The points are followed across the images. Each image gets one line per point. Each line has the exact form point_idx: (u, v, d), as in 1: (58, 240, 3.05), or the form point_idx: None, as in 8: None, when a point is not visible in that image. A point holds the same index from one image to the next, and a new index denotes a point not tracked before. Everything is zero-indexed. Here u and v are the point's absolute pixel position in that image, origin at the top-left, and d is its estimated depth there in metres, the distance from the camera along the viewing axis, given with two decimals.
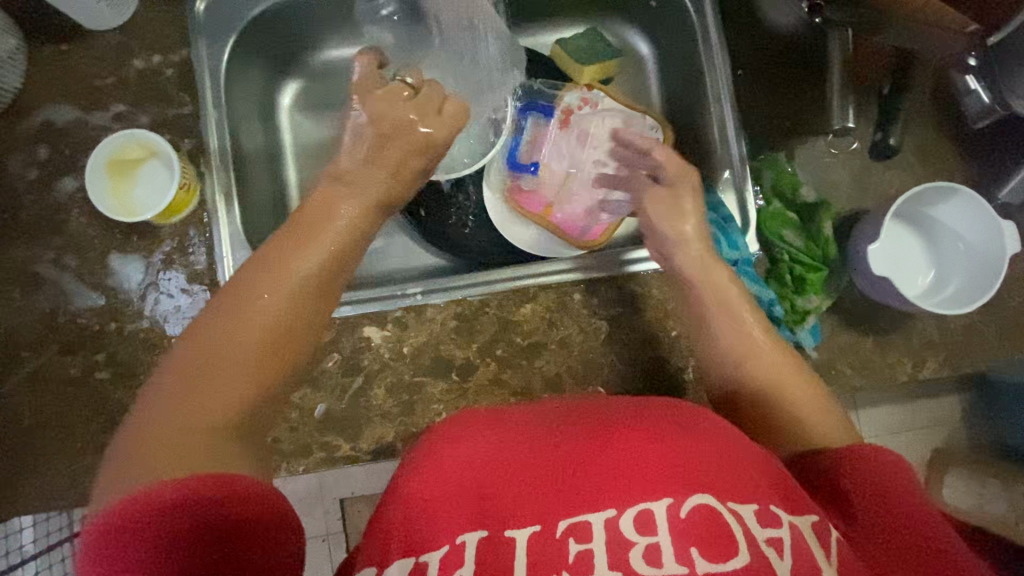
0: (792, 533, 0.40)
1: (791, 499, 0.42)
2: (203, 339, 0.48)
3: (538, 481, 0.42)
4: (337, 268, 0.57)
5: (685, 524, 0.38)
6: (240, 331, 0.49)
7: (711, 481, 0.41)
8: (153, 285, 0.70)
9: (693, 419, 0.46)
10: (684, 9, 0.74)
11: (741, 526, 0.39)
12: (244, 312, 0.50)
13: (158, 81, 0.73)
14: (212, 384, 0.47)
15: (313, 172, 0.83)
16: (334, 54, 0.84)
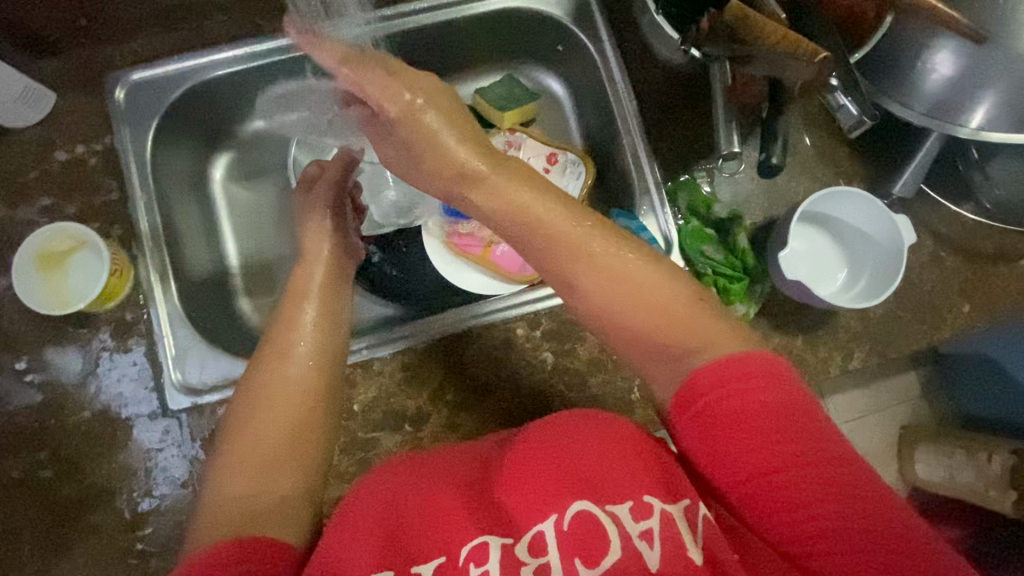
0: (664, 519, 0.44)
1: (669, 484, 0.46)
2: (240, 425, 0.52)
3: (446, 517, 0.47)
4: (330, 332, 0.60)
5: (568, 536, 0.44)
6: (265, 410, 0.53)
7: (590, 488, 0.46)
8: (93, 374, 0.69)
9: (580, 429, 0.50)
10: (588, 51, 0.79)
11: (616, 525, 0.44)
12: (263, 396, 0.54)
13: (83, 171, 0.73)
14: (254, 462, 0.50)
15: (253, 239, 0.85)
16: (261, 123, 0.85)
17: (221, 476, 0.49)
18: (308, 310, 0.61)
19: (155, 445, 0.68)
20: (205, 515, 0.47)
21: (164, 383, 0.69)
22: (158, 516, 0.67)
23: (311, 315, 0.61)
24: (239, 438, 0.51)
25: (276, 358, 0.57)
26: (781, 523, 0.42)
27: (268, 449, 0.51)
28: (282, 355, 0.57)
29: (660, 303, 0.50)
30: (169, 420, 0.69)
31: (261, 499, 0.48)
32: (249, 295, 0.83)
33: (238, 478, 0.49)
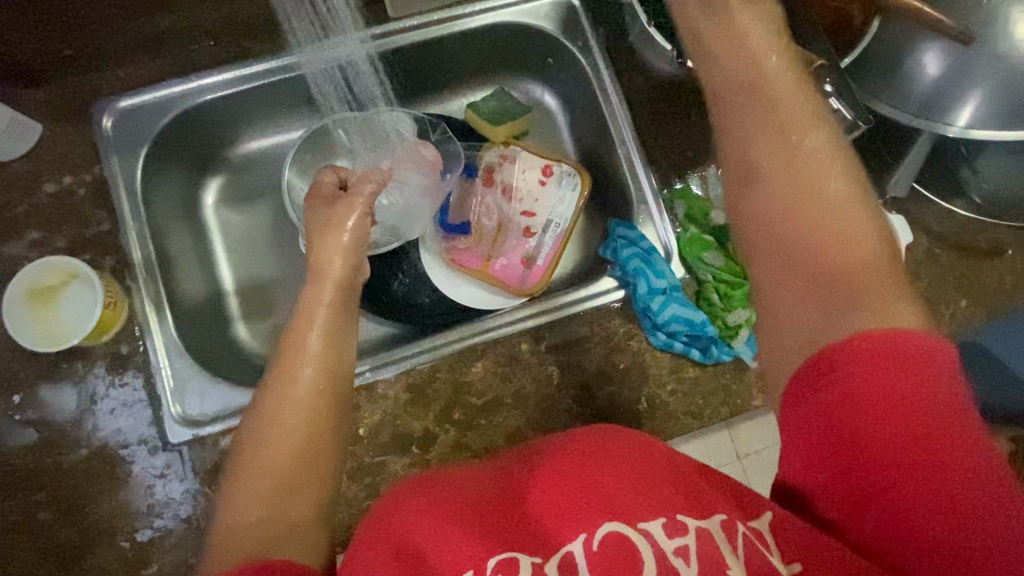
0: (701, 537, 0.42)
1: (700, 501, 0.44)
2: (249, 451, 0.48)
3: (472, 537, 0.45)
4: (340, 347, 0.55)
5: (599, 555, 0.42)
6: (273, 434, 0.48)
7: (623, 506, 0.44)
8: (89, 411, 0.68)
9: (617, 448, 0.49)
10: (579, 64, 0.80)
11: (649, 544, 0.42)
12: (271, 418, 0.49)
13: (72, 202, 0.72)
14: (264, 491, 0.46)
15: (248, 264, 0.84)
16: (252, 146, 0.84)
17: (233, 505, 0.46)
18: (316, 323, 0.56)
19: (156, 480, 0.66)
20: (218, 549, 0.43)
21: (163, 416, 0.68)
22: (163, 554, 0.65)
23: (318, 328, 0.55)
24: (249, 465, 0.47)
25: (284, 376, 0.52)
26: (881, 520, 0.38)
27: (280, 477, 0.47)
28: (291, 373, 0.52)
29: (810, 247, 0.44)
30: (170, 454, 0.67)
31: (273, 529, 0.44)
32: (246, 320, 0.81)
33: (249, 507, 0.45)
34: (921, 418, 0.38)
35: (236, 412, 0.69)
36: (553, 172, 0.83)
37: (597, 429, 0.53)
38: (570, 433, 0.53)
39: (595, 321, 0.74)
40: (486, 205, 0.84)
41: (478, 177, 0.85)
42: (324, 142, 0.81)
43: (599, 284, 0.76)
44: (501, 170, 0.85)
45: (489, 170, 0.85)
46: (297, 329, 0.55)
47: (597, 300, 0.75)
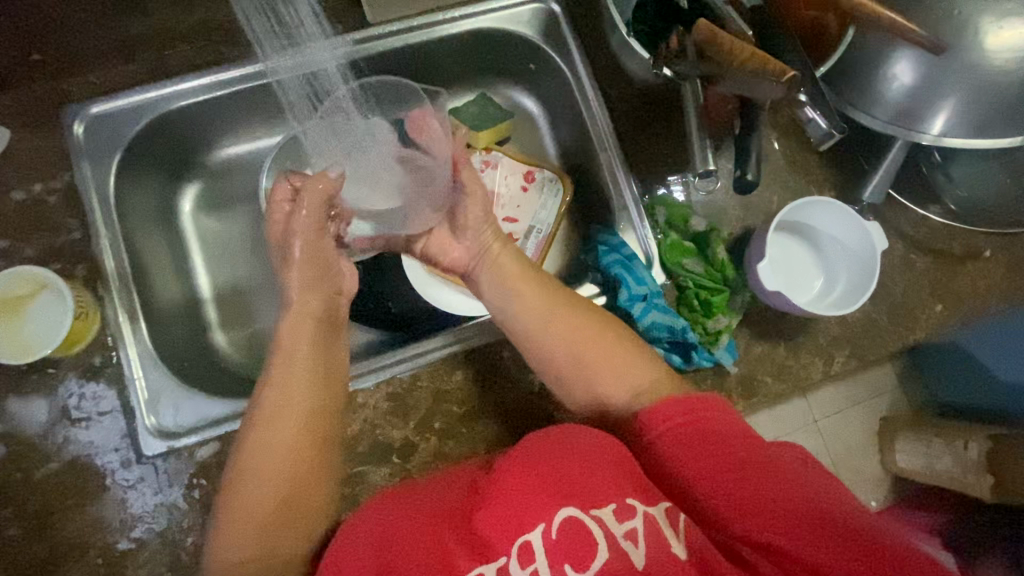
0: (646, 520, 0.45)
1: (643, 489, 0.48)
2: (241, 497, 0.55)
3: (438, 543, 0.45)
4: (326, 395, 0.62)
5: (557, 543, 0.44)
6: (267, 481, 0.56)
7: (576, 495, 0.46)
8: (59, 423, 0.66)
9: (559, 441, 0.51)
10: (560, 69, 0.80)
11: (602, 529, 0.45)
12: (262, 465, 0.56)
13: (42, 210, 0.70)
14: (261, 530, 0.54)
15: (227, 271, 0.83)
16: (231, 151, 0.83)
17: (231, 542, 0.54)
18: (298, 370, 0.61)
19: (130, 494, 0.65)
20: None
21: (137, 428, 0.67)
22: (138, 569, 0.64)
23: (303, 376, 0.61)
24: (241, 507, 0.55)
25: (271, 422, 0.58)
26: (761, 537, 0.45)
27: (273, 518, 0.55)
28: (276, 422, 0.58)
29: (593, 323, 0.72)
30: (145, 467, 0.66)
31: (273, 556, 0.54)
32: (224, 328, 0.80)
33: (243, 550, 0.53)
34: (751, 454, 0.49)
35: (212, 424, 0.68)
36: (536, 178, 0.84)
37: (537, 430, 0.53)
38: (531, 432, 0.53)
39: None
40: None
41: None
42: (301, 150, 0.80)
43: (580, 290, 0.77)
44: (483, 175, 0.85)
45: None
46: (280, 374, 0.61)
47: None
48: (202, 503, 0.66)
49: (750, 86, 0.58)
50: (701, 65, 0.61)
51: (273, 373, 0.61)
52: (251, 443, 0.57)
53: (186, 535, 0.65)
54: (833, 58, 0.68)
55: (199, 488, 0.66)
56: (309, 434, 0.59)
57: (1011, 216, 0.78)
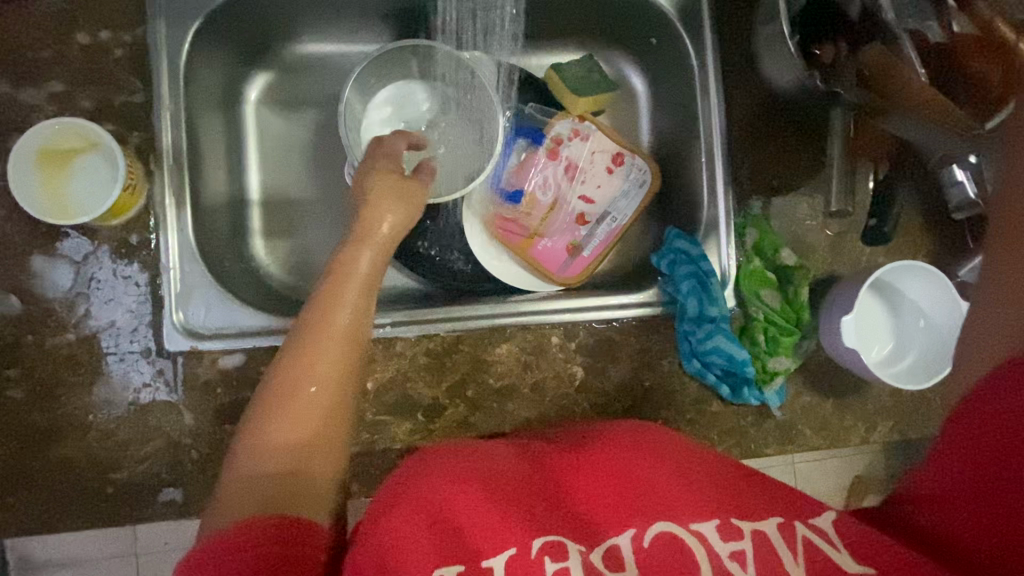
0: (756, 542, 0.42)
1: (742, 507, 0.44)
2: (270, 410, 0.46)
3: (521, 509, 0.45)
4: (370, 297, 0.55)
5: (647, 552, 0.43)
6: (304, 381, 0.47)
7: (675, 506, 0.45)
8: (83, 295, 0.62)
9: (652, 443, 0.50)
10: (685, 52, 0.73)
11: (704, 545, 0.42)
12: (299, 364, 0.48)
13: (104, 61, 0.64)
14: (288, 448, 0.45)
15: (281, 177, 0.77)
16: (313, 49, 0.76)
17: (250, 458, 0.44)
18: (352, 286, 0.54)
19: (142, 387, 0.62)
20: (225, 503, 0.42)
21: (163, 321, 0.63)
22: (135, 463, 0.61)
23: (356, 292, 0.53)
24: (266, 420, 0.46)
25: (313, 336, 0.50)
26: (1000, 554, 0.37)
27: (302, 434, 0.46)
28: (317, 334, 0.50)
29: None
30: (163, 361, 0.62)
31: (302, 476, 0.45)
32: (264, 236, 0.75)
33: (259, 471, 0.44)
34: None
35: (241, 335, 0.64)
36: (625, 163, 0.78)
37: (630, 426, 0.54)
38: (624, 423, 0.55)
39: (632, 331, 0.70)
40: (544, 177, 0.78)
41: (542, 147, 0.78)
42: (395, 67, 0.73)
43: (641, 292, 0.72)
44: (570, 144, 0.78)
45: (557, 141, 0.78)
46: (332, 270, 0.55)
47: (646, 311, 0.71)
48: (213, 413, 0.63)
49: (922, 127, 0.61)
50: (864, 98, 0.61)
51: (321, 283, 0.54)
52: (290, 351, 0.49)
53: (192, 441, 0.62)
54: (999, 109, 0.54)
55: (214, 398, 0.63)
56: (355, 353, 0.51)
57: None
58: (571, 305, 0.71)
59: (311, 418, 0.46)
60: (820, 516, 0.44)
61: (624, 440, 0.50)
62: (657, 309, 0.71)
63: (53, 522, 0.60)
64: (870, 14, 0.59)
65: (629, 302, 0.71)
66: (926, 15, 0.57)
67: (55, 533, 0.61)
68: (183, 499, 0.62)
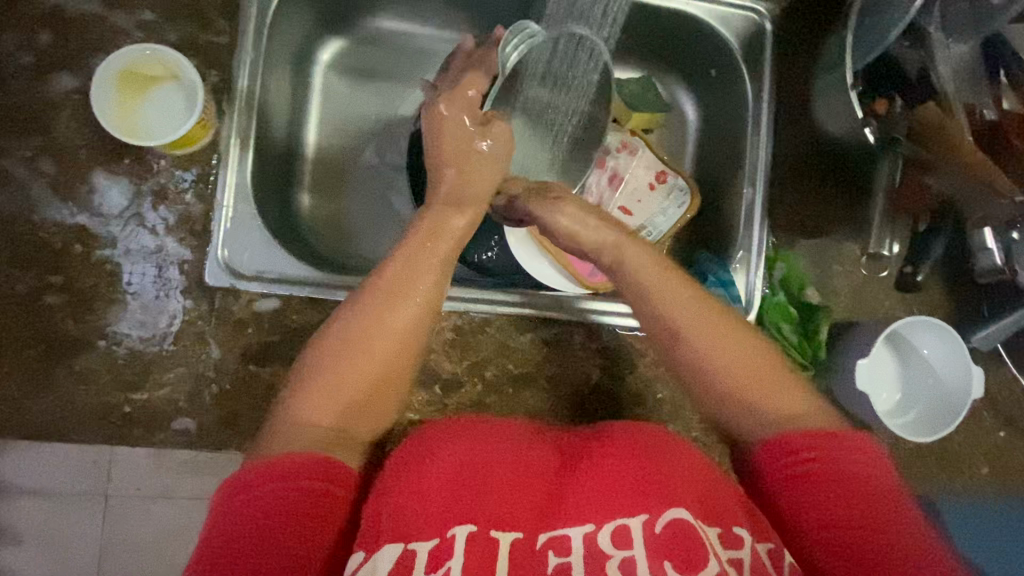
0: (752, 554, 0.44)
1: (755, 526, 0.47)
2: (326, 367, 0.51)
3: (531, 494, 0.48)
4: (444, 291, 0.57)
5: (657, 536, 0.43)
6: (364, 352, 0.52)
7: (684, 501, 0.46)
8: (136, 217, 0.64)
9: (664, 445, 0.52)
10: (742, 86, 0.76)
11: (708, 541, 0.43)
12: (365, 337, 0.52)
13: (198, 1, 0.67)
14: (339, 395, 0.51)
15: (336, 139, 0.79)
16: (388, 25, 0.79)
17: (309, 395, 0.50)
18: (426, 279, 0.56)
19: (177, 315, 0.63)
20: (286, 430, 0.48)
21: (208, 255, 0.64)
22: (156, 387, 0.62)
23: (428, 275, 0.56)
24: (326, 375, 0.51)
25: (382, 313, 0.53)
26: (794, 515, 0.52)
27: (358, 395, 0.51)
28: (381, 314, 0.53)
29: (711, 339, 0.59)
30: (200, 293, 0.64)
31: (347, 433, 0.51)
32: (311, 194, 0.77)
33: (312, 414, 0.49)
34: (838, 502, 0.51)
35: (280, 282, 0.65)
36: (667, 181, 0.78)
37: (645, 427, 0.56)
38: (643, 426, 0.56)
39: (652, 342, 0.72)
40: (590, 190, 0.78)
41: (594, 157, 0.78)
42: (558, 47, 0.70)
43: None
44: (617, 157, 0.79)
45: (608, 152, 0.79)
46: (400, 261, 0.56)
47: None
48: (238, 350, 0.64)
49: (965, 186, 0.63)
50: (919, 153, 0.63)
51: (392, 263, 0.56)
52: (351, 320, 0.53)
53: (214, 375, 0.63)
54: None
55: (243, 336, 0.64)
56: (414, 340, 0.54)
57: None
58: (599, 311, 0.73)
59: (362, 386, 0.51)
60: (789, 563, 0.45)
61: (626, 445, 0.51)
62: None
63: (65, 431, 0.61)
64: (927, 76, 0.62)
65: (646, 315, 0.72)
66: (981, 93, 0.63)
67: (64, 442, 0.62)
68: (195, 430, 0.63)
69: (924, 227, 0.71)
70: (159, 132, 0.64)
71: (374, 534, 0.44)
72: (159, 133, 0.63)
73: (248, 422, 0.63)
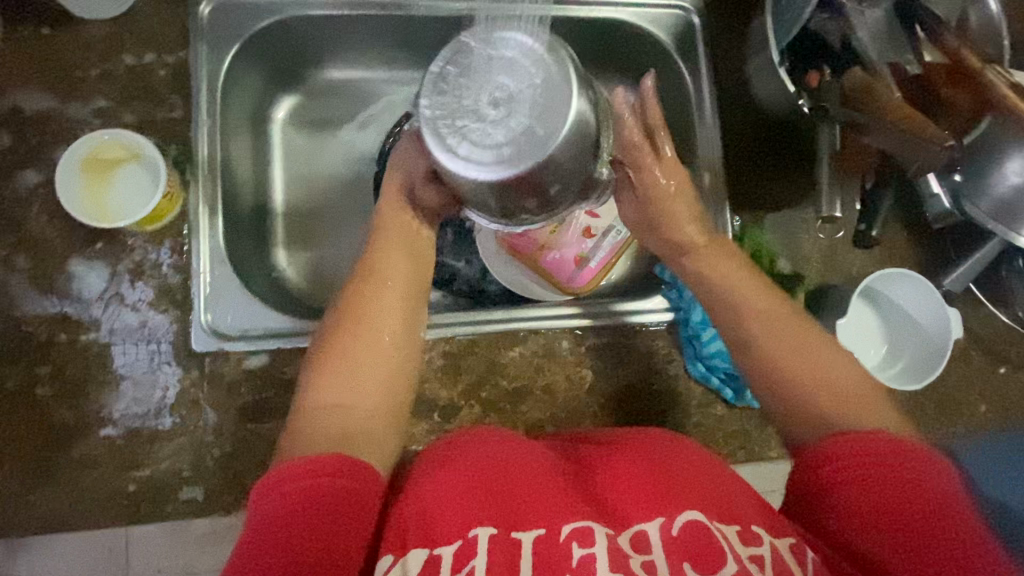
0: (772, 550, 0.44)
1: (772, 521, 0.46)
2: (335, 357, 0.55)
3: (551, 493, 0.47)
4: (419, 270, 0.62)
5: (676, 540, 0.43)
6: (361, 340, 0.56)
7: (700, 503, 0.46)
8: (116, 297, 0.65)
9: (674, 447, 0.52)
10: (682, 80, 0.79)
11: (727, 542, 0.43)
12: (359, 324, 0.57)
13: (148, 81, 0.69)
14: (349, 385, 0.54)
15: (302, 191, 0.81)
16: (336, 75, 0.82)
17: (321, 388, 0.54)
18: (402, 262, 0.61)
19: (169, 386, 0.64)
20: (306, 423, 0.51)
21: (192, 322, 0.65)
22: (158, 460, 0.63)
23: (403, 264, 0.61)
24: (329, 405, 0.52)
25: (362, 328, 0.57)
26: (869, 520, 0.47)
27: (364, 380, 0.54)
28: (362, 334, 0.56)
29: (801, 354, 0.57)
30: (189, 361, 0.65)
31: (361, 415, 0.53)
32: (287, 247, 0.79)
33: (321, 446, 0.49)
34: (928, 512, 0.46)
35: (266, 337, 0.66)
36: None
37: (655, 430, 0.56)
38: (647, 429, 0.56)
39: (639, 336, 0.74)
40: None
41: None
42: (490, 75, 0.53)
43: (641, 299, 0.74)
44: None
45: None
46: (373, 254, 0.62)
47: (648, 318, 0.74)
48: (236, 411, 0.64)
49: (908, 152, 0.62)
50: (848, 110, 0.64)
51: (375, 256, 0.61)
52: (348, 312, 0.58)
53: (214, 440, 0.63)
54: (982, 127, 0.61)
55: (239, 397, 0.64)
56: (404, 317, 0.58)
57: None
58: (594, 309, 0.74)
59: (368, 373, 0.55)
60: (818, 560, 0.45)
61: (640, 445, 0.52)
62: (662, 317, 0.74)
63: (72, 520, 0.61)
64: (850, 44, 0.66)
65: (627, 311, 0.74)
66: (904, 50, 0.66)
67: (72, 531, 0.61)
68: (204, 497, 0.63)
69: (870, 183, 0.73)
70: (127, 214, 0.65)
71: (401, 538, 0.44)
72: (128, 214, 0.64)
73: (255, 480, 0.63)
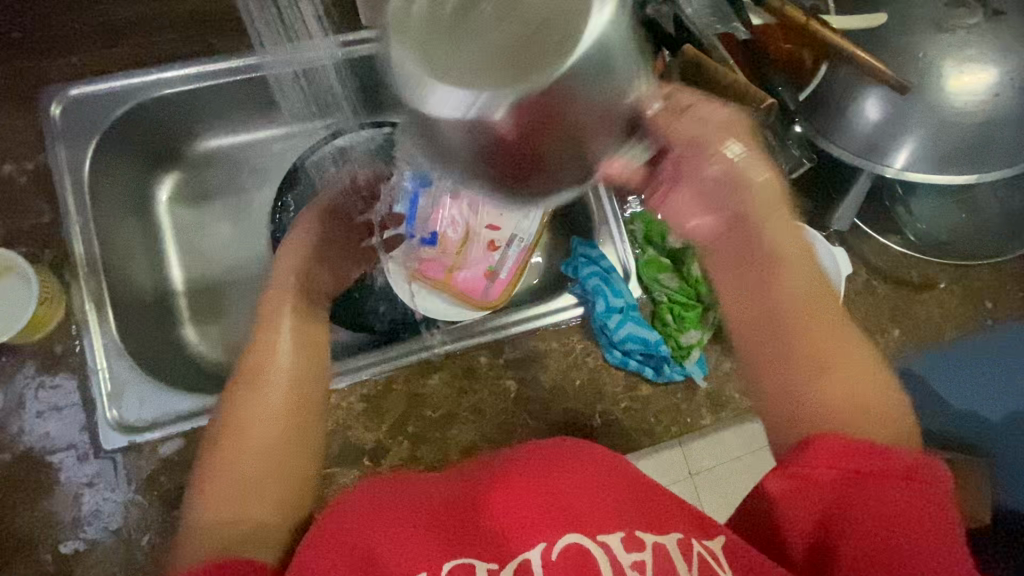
0: (654, 552, 0.43)
1: (655, 520, 0.46)
2: (217, 461, 0.48)
3: (436, 534, 0.45)
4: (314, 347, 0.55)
5: (556, 565, 0.43)
6: (243, 435, 0.48)
7: (584, 520, 0.45)
8: (15, 413, 0.64)
9: (569, 458, 0.52)
10: None
11: (607, 556, 0.43)
12: (241, 418, 0.49)
13: (11, 191, 0.69)
14: (233, 491, 0.46)
15: (201, 265, 0.81)
16: (214, 144, 0.82)
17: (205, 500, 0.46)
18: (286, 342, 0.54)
19: (86, 491, 0.63)
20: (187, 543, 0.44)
21: (97, 421, 0.64)
22: (88, 568, 0.61)
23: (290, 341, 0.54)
24: (210, 521, 0.45)
25: (244, 422, 0.49)
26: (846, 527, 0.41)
27: (251, 481, 0.47)
28: (241, 446, 0.47)
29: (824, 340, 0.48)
30: (102, 461, 0.64)
31: (250, 523, 0.45)
32: (195, 324, 0.78)
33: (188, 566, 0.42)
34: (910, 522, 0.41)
35: (178, 420, 0.65)
36: None
37: (559, 441, 0.55)
38: (558, 441, 0.55)
39: (554, 337, 0.75)
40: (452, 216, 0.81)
41: None
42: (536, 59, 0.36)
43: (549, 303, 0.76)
44: None
45: None
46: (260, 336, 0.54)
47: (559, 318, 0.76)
48: (160, 501, 0.63)
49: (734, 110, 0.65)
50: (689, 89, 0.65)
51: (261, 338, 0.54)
52: (234, 405, 0.50)
53: (143, 534, 0.62)
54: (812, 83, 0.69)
55: (161, 487, 0.63)
56: (293, 400, 0.50)
57: (964, 249, 0.81)
58: (506, 327, 0.75)
59: (257, 473, 0.47)
60: (712, 539, 0.44)
61: (540, 466, 0.51)
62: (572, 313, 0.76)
63: None
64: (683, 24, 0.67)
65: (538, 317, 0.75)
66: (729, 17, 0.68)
67: None
68: None
69: None
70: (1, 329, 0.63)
71: None
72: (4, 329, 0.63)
73: None
